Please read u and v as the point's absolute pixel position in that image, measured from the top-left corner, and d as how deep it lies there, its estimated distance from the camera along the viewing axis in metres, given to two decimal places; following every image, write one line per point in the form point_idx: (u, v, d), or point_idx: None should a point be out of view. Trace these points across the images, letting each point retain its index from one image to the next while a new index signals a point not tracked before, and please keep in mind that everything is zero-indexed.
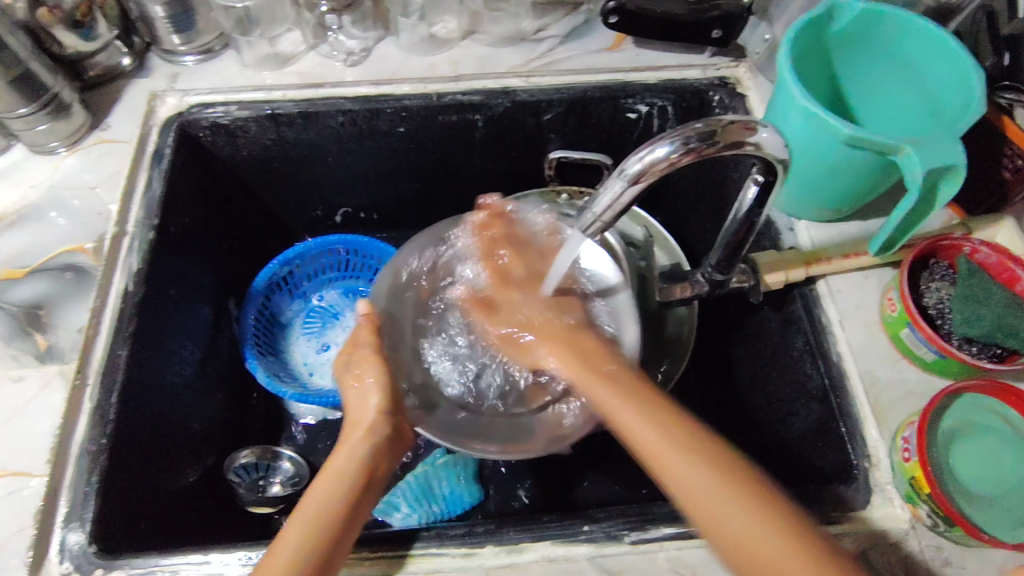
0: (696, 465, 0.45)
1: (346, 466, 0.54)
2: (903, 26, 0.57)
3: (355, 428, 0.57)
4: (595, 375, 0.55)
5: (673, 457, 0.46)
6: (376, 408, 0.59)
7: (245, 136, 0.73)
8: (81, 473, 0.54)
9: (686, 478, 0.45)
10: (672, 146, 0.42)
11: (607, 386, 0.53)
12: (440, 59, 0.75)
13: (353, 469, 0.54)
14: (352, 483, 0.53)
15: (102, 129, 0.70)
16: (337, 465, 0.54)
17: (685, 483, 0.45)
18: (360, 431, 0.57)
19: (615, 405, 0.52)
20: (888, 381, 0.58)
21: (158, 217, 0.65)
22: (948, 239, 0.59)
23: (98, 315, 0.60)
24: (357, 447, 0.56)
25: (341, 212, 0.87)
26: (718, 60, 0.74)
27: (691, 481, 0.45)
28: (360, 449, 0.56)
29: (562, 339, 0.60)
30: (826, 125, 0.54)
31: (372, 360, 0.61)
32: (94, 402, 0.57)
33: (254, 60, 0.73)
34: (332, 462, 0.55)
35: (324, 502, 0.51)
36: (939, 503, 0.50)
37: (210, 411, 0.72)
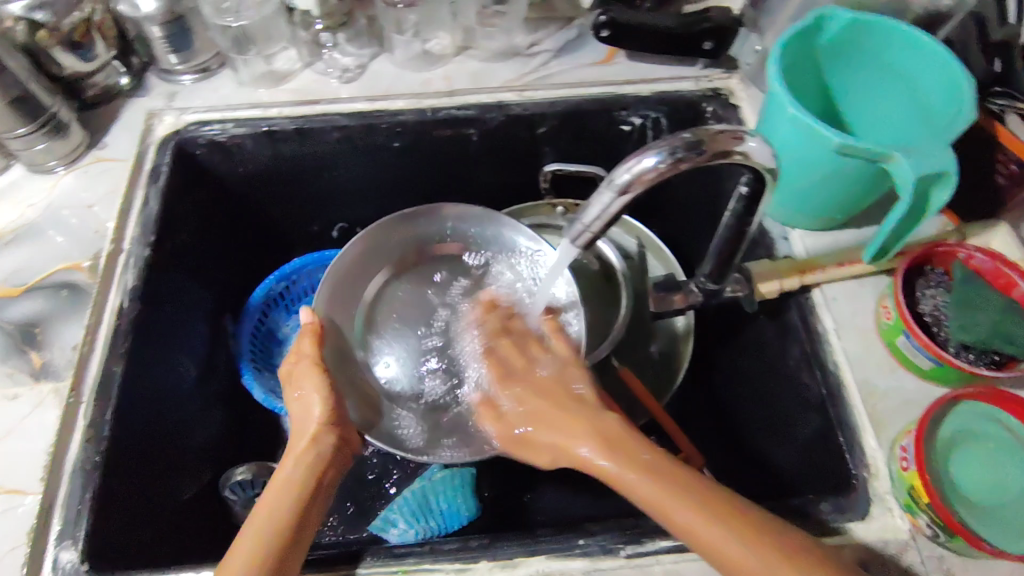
0: (728, 530, 0.43)
1: (290, 480, 0.54)
2: (893, 35, 0.57)
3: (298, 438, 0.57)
4: (615, 442, 0.50)
5: (706, 528, 0.44)
6: (319, 417, 0.58)
7: (241, 153, 0.73)
8: (74, 491, 0.54)
9: (725, 549, 0.43)
10: (659, 155, 0.42)
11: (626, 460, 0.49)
12: (434, 75, 0.75)
13: (297, 480, 0.54)
14: (297, 495, 0.53)
15: (100, 148, 0.71)
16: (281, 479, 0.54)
17: (725, 553, 0.43)
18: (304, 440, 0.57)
19: (636, 478, 0.47)
20: (886, 390, 0.58)
21: (154, 234, 0.66)
22: (942, 246, 0.59)
23: (93, 333, 0.61)
24: (301, 458, 0.56)
25: (338, 227, 0.87)
26: (711, 72, 0.75)
27: (731, 551, 0.43)
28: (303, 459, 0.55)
29: (567, 406, 0.54)
30: (816, 133, 0.54)
31: (313, 370, 0.60)
32: (88, 419, 0.57)
33: (251, 78, 0.74)
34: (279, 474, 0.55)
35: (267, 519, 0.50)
36: (938, 512, 0.49)
37: (206, 428, 0.72)
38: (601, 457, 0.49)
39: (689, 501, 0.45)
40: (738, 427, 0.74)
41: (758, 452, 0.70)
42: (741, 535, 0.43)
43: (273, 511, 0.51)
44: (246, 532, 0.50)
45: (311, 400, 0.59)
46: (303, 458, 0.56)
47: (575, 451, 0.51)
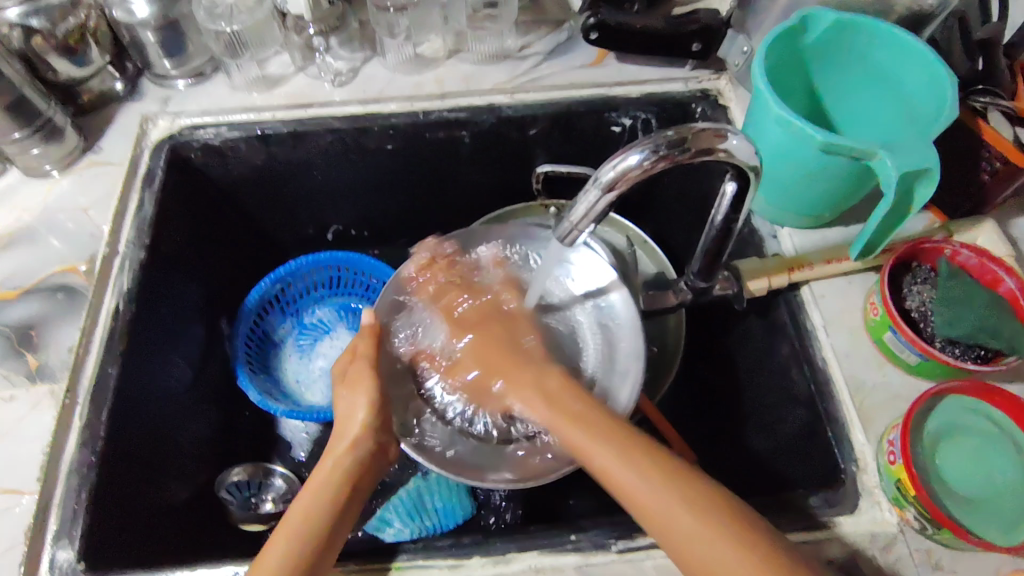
0: (638, 477, 0.49)
1: (328, 480, 0.56)
2: (878, 33, 0.58)
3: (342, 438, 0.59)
4: (555, 396, 0.59)
5: (617, 469, 0.51)
6: (364, 423, 0.60)
7: (236, 156, 0.74)
8: (70, 491, 0.54)
9: (631, 489, 0.49)
10: (643, 153, 0.43)
11: (567, 410, 0.57)
12: (426, 78, 0.76)
13: (338, 481, 0.56)
14: (333, 501, 0.54)
15: (95, 152, 0.71)
16: (324, 479, 0.56)
17: (633, 494, 0.49)
18: (347, 441, 0.58)
19: (567, 425, 0.56)
20: (873, 385, 0.58)
21: (149, 236, 0.66)
22: (928, 243, 0.59)
23: (89, 334, 0.61)
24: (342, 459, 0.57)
25: (332, 229, 0.88)
26: (700, 73, 0.76)
27: (636, 491, 0.49)
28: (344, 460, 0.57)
29: (519, 362, 0.63)
30: (800, 133, 0.55)
31: (367, 371, 0.62)
32: (84, 420, 0.57)
33: (244, 82, 0.75)
34: (319, 473, 0.57)
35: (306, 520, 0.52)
36: (925, 505, 0.49)
37: (202, 430, 0.73)
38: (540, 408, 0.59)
39: (608, 445, 0.52)
40: (730, 424, 0.75)
41: (750, 449, 0.70)
42: (643, 475, 0.49)
43: (312, 511, 0.53)
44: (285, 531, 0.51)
45: (360, 403, 0.61)
46: (345, 460, 0.57)
47: (519, 398, 0.61)
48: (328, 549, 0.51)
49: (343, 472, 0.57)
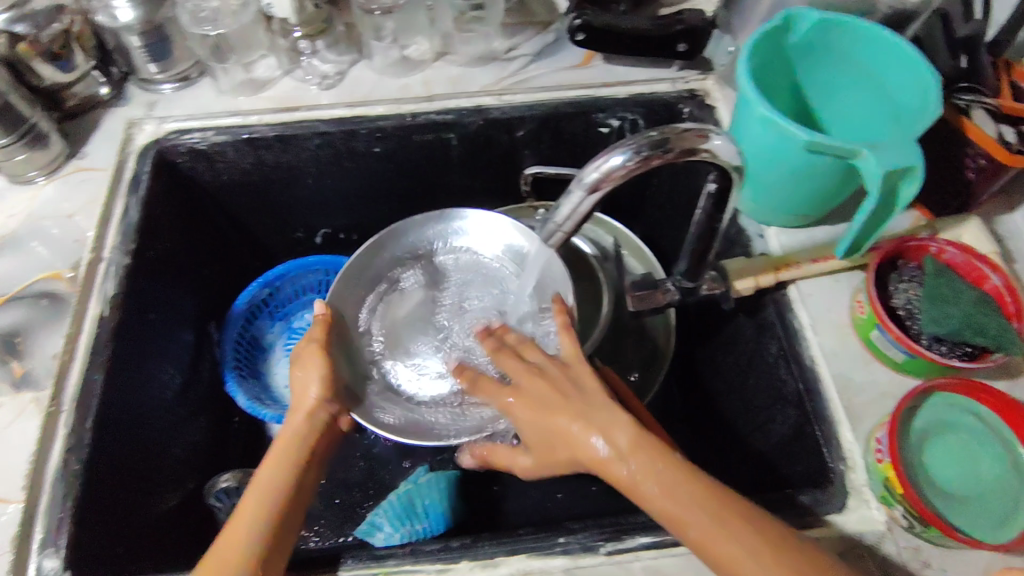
0: (731, 533, 0.43)
1: (283, 453, 0.55)
2: (861, 33, 0.58)
3: (296, 410, 0.58)
4: (631, 451, 0.48)
5: (716, 539, 0.43)
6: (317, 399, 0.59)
7: (223, 161, 0.73)
8: (56, 499, 0.53)
9: (737, 562, 0.43)
10: (627, 154, 0.43)
11: (654, 471, 0.47)
12: (413, 80, 0.76)
13: (294, 453, 0.55)
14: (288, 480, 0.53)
15: (80, 158, 0.71)
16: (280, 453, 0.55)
17: (736, 565, 0.43)
18: (301, 413, 0.58)
19: (656, 493, 0.46)
20: (861, 383, 0.58)
21: (135, 242, 0.66)
22: (914, 241, 0.60)
23: (73, 341, 0.60)
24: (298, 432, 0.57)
25: (321, 233, 0.88)
26: (687, 73, 0.76)
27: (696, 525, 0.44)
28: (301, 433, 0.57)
29: (578, 405, 0.51)
30: (784, 132, 0.55)
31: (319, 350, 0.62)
32: (69, 428, 0.57)
33: (230, 87, 0.74)
34: (274, 446, 0.56)
35: (265, 496, 0.51)
36: (913, 503, 0.49)
37: (190, 436, 0.72)
38: (620, 467, 0.48)
39: (689, 499, 0.45)
40: (720, 424, 0.75)
41: (739, 448, 0.71)
42: (739, 537, 0.43)
43: (270, 488, 0.52)
44: (243, 508, 0.51)
45: (312, 377, 0.60)
46: (299, 431, 0.57)
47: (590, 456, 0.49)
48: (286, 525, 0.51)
49: (298, 444, 0.56)
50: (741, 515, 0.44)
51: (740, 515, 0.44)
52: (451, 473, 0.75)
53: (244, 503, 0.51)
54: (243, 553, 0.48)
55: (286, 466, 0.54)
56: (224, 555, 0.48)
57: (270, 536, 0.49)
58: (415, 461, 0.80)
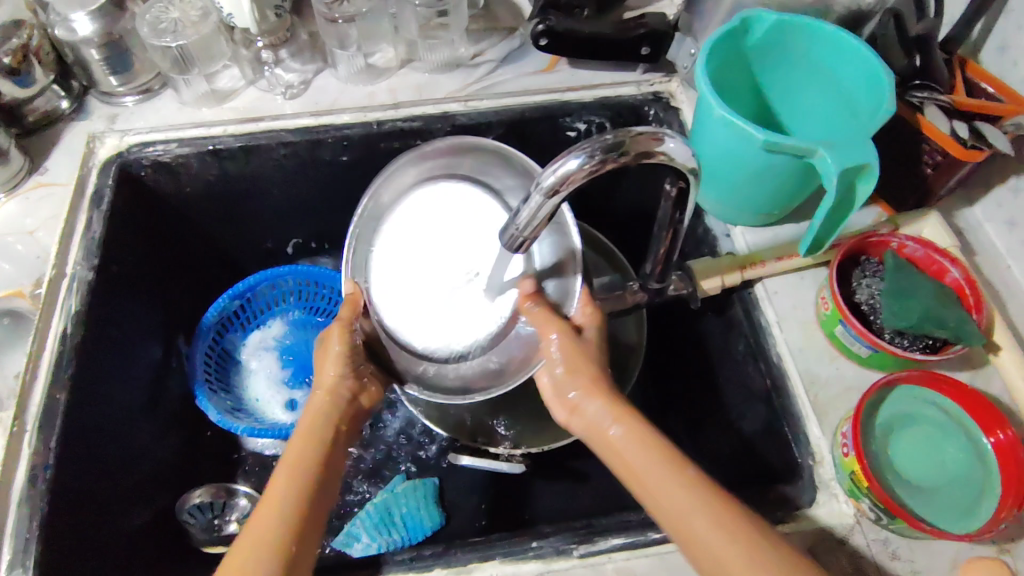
0: (716, 527, 0.43)
1: (312, 431, 0.56)
2: (815, 33, 0.59)
3: (320, 390, 0.59)
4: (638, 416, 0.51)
5: (706, 530, 0.43)
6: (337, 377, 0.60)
7: (187, 172, 0.73)
8: (22, 520, 0.52)
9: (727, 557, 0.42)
10: (582, 157, 0.43)
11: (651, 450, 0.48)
12: (379, 88, 0.76)
13: (325, 429, 0.56)
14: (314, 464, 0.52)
15: (41, 173, 0.70)
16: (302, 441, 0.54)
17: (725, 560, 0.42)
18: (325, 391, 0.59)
19: (645, 453, 0.48)
20: (827, 378, 0.59)
21: (98, 257, 0.65)
22: (874, 236, 0.61)
23: (36, 359, 0.59)
24: (327, 410, 0.58)
25: (292, 243, 0.87)
26: (651, 76, 0.76)
27: (671, 498, 0.45)
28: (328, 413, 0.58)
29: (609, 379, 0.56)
30: (743, 132, 0.56)
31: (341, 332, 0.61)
32: (33, 448, 0.55)
33: (193, 98, 0.74)
34: (302, 425, 0.57)
35: (300, 469, 0.51)
36: (878, 496, 0.50)
37: (161, 451, 0.72)
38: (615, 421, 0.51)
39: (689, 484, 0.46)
40: (693, 422, 0.75)
41: (713, 446, 0.71)
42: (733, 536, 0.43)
43: (306, 463, 0.52)
44: (278, 480, 0.50)
45: (333, 360, 0.60)
46: (325, 411, 0.58)
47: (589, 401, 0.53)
48: (316, 519, 0.50)
49: (327, 423, 0.57)
50: (720, 501, 0.44)
51: (719, 500, 0.45)
52: (429, 482, 0.75)
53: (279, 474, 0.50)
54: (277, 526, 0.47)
55: (317, 443, 0.55)
56: (259, 530, 0.47)
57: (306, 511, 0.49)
58: (390, 470, 0.79)
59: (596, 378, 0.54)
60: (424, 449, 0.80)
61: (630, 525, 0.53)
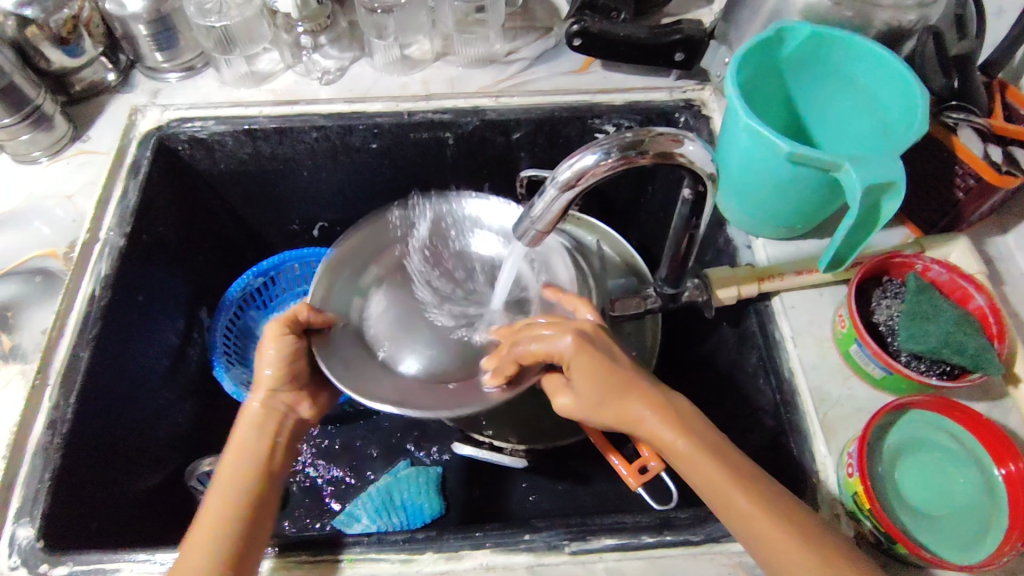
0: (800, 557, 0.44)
1: (249, 444, 0.56)
2: (853, 48, 0.58)
3: (256, 395, 0.59)
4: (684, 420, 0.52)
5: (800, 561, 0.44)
6: (271, 379, 0.59)
7: (221, 150, 0.75)
8: (34, 470, 0.54)
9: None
10: (600, 153, 0.43)
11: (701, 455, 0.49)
12: (412, 79, 0.77)
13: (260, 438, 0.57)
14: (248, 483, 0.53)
15: (83, 141, 0.73)
16: (235, 461, 0.54)
17: None
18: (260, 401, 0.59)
19: (702, 456, 0.49)
20: (839, 398, 0.58)
21: (130, 225, 0.67)
22: (899, 257, 0.60)
23: (64, 317, 0.61)
24: (260, 420, 0.58)
25: (318, 225, 0.89)
26: (684, 83, 0.76)
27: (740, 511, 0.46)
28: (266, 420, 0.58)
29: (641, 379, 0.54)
30: (768, 142, 0.55)
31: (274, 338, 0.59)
32: (53, 401, 0.57)
33: (233, 78, 0.76)
34: (237, 437, 0.57)
35: (234, 487, 0.52)
36: (879, 519, 0.49)
37: (176, 418, 0.73)
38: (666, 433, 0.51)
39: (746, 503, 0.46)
40: None
41: None
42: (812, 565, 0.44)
43: (240, 477, 0.53)
44: (211, 510, 0.51)
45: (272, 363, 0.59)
46: (259, 417, 0.58)
47: (636, 423, 0.52)
48: (251, 534, 0.50)
49: (260, 432, 0.57)
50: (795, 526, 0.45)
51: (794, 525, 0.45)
52: (433, 470, 0.75)
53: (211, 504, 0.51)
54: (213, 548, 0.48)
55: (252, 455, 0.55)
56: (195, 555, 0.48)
57: (242, 524, 0.50)
58: (395, 452, 0.80)
59: (630, 386, 0.53)
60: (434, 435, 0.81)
61: (625, 526, 0.53)
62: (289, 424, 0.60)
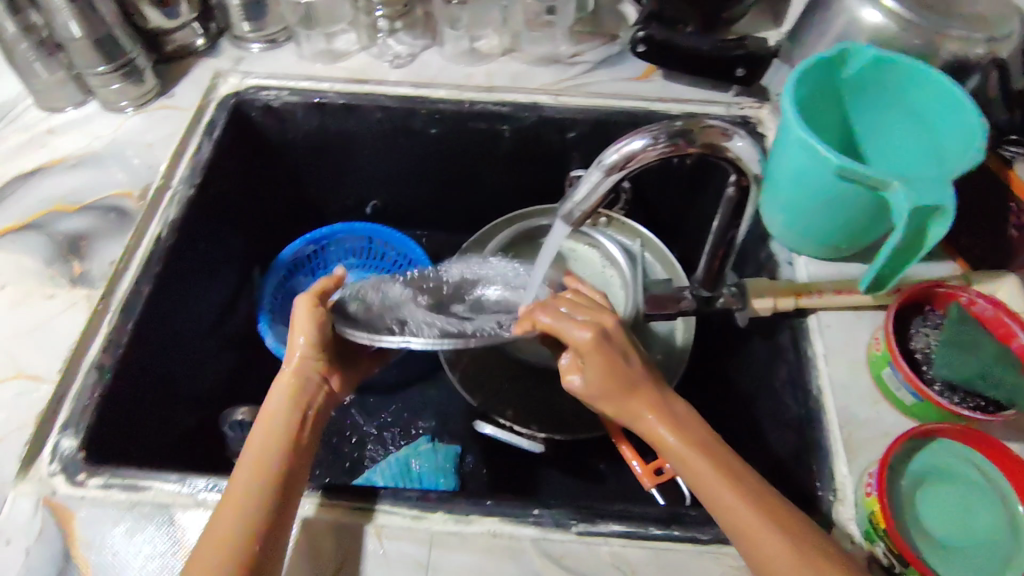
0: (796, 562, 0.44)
1: (283, 409, 0.57)
2: (915, 76, 0.58)
3: (287, 368, 0.60)
4: (684, 421, 0.53)
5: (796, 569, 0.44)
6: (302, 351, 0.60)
7: (291, 120, 0.79)
8: (86, 387, 0.58)
9: None
10: (647, 139, 0.45)
11: (705, 460, 0.50)
12: (478, 70, 0.80)
13: (290, 408, 0.57)
14: (282, 446, 0.53)
15: (167, 97, 0.78)
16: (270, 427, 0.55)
17: None
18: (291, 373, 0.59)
19: (697, 459, 0.50)
20: (866, 420, 0.58)
21: (200, 177, 0.72)
22: (943, 287, 0.59)
23: (131, 253, 0.66)
24: (293, 391, 0.58)
25: (372, 204, 0.92)
26: (743, 99, 0.77)
27: (747, 519, 0.46)
28: (295, 393, 0.59)
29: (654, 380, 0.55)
30: (819, 155, 0.55)
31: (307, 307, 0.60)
32: (110, 327, 0.61)
33: (310, 53, 0.81)
34: (269, 407, 0.57)
35: (271, 446, 0.53)
36: (894, 540, 0.48)
37: (218, 365, 0.77)
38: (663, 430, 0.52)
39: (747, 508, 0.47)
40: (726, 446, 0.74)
41: None
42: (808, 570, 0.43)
43: (278, 438, 0.54)
44: (251, 471, 0.51)
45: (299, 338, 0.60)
46: (292, 389, 0.59)
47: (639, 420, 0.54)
48: (289, 497, 0.50)
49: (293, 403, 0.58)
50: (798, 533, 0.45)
51: (797, 531, 0.45)
52: (452, 448, 0.77)
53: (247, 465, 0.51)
54: (250, 500, 0.48)
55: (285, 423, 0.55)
56: (234, 506, 0.48)
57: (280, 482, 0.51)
58: (419, 428, 0.82)
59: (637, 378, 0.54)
60: (459, 417, 0.82)
61: (635, 515, 0.53)
62: (319, 398, 0.60)
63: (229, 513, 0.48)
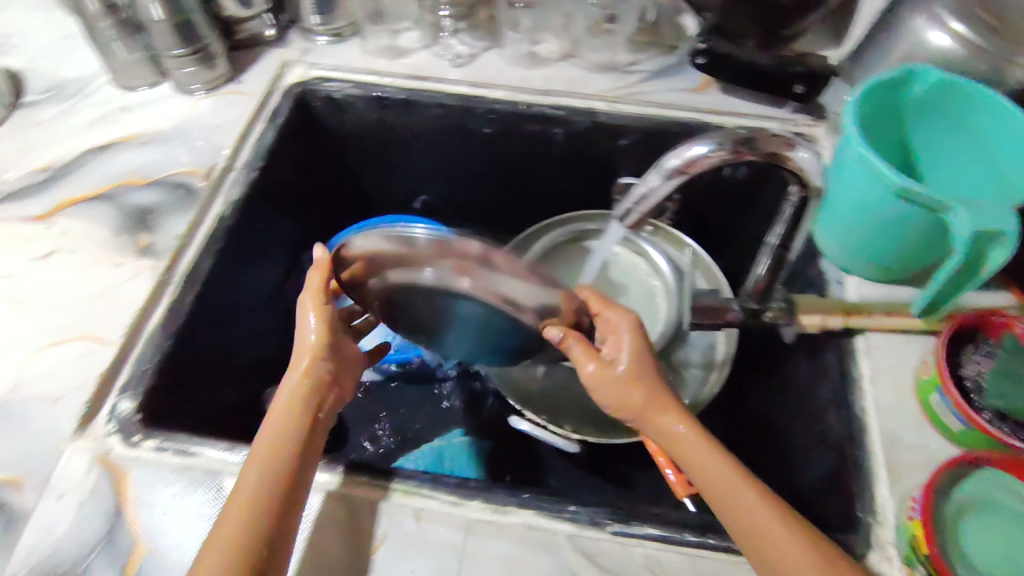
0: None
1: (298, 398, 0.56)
2: (979, 101, 0.58)
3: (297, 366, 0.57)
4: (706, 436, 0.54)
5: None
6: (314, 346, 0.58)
7: (351, 112, 0.81)
8: (145, 353, 0.61)
9: None
10: (710, 145, 0.46)
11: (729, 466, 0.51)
12: (535, 74, 0.82)
13: (304, 398, 0.56)
14: (296, 437, 0.53)
15: (236, 82, 0.81)
16: (283, 415, 0.54)
17: None
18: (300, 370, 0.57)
19: (728, 469, 0.51)
20: (910, 444, 0.57)
21: (263, 161, 0.74)
22: (998, 315, 0.57)
23: (195, 228, 0.69)
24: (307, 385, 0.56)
25: (420, 199, 0.94)
26: (799, 117, 0.77)
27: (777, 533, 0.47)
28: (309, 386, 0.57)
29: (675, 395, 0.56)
30: (877, 174, 0.55)
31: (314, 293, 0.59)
32: (171, 298, 0.64)
33: (374, 48, 0.83)
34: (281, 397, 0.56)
35: (287, 435, 0.52)
36: (933, 562, 0.49)
37: (265, 344, 0.79)
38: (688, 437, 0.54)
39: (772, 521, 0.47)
40: (760, 462, 0.74)
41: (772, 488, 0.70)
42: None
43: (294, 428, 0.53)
44: (266, 458, 0.50)
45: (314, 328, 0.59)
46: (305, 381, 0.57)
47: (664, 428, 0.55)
48: (299, 489, 0.50)
49: (307, 394, 0.56)
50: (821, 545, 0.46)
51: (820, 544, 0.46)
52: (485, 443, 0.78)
53: (263, 452, 0.51)
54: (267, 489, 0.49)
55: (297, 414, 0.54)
56: (250, 493, 0.48)
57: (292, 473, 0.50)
58: (453, 422, 0.83)
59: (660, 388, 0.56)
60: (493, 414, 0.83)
61: (670, 520, 0.53)
62: (331, 394, 0.58)
63: (239, 504, 0.48)
